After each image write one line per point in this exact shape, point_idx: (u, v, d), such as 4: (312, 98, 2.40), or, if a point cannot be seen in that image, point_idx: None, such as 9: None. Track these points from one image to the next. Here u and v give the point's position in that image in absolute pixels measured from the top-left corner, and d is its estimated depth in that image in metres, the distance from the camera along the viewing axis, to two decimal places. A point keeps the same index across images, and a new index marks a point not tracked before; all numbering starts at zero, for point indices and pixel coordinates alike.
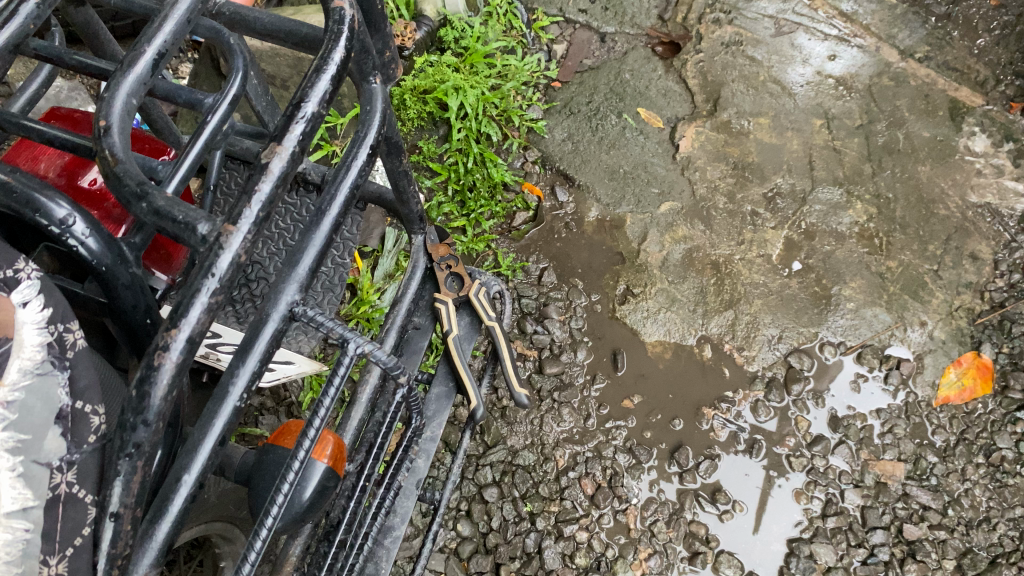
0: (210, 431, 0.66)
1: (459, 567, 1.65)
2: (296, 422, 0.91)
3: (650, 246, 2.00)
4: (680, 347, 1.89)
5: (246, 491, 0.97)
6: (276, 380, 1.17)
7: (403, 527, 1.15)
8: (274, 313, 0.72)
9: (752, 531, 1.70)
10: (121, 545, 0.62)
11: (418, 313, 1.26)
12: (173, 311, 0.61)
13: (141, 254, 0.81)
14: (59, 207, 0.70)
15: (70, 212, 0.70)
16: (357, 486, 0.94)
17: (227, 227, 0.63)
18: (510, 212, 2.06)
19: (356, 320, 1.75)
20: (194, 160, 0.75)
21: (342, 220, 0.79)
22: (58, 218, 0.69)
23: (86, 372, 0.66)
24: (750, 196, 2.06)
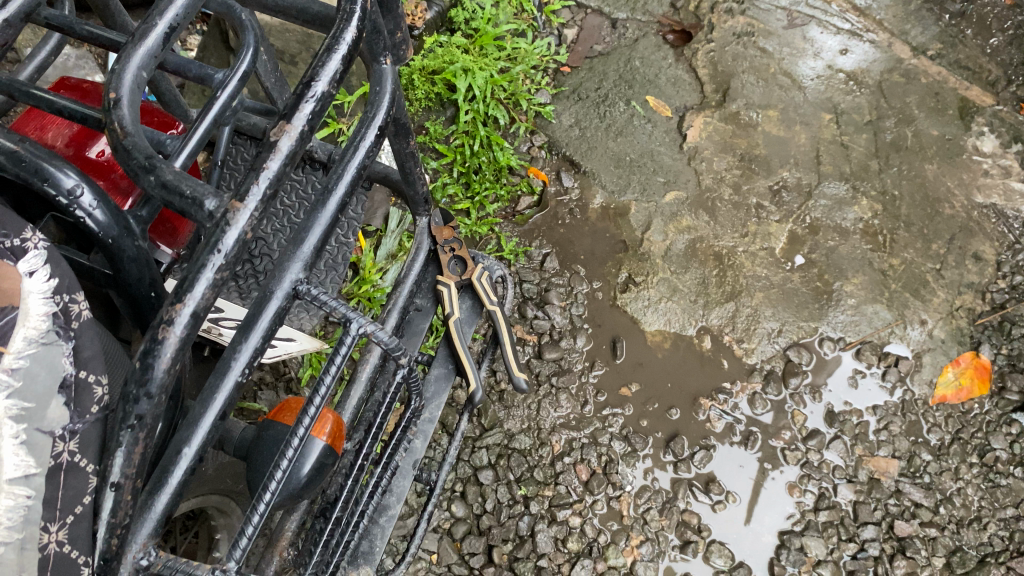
0: (211, 406, 0.69)
1: (452, 548, 1.67)
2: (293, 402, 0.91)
3: (653, 235, 1.99)
4: (679, 337, 1.89)
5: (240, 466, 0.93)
6: (277, 356, 1.13)
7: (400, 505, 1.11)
8: (278, 291, 0.74)
9: (743, 521, 1.73)
10: (121, 515, 0.61)
11: (419, 295, 1.24)
12: (178, 285, 0.61)
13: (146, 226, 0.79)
14: (67, 177, 0.67)
15: (78, 183, 0.67)
16: (355, 466, 0.95)
17: (234, 203, 0.63)
18: (515, 196, 2.04)
19: (357, 299, 1.76)
20: (201, 136, 0.74)
21: (349, 199, 0.80)
22: (65, 189, 0.67)
23: (91, 342, 0.65)
24: (756, 188, 2.05)
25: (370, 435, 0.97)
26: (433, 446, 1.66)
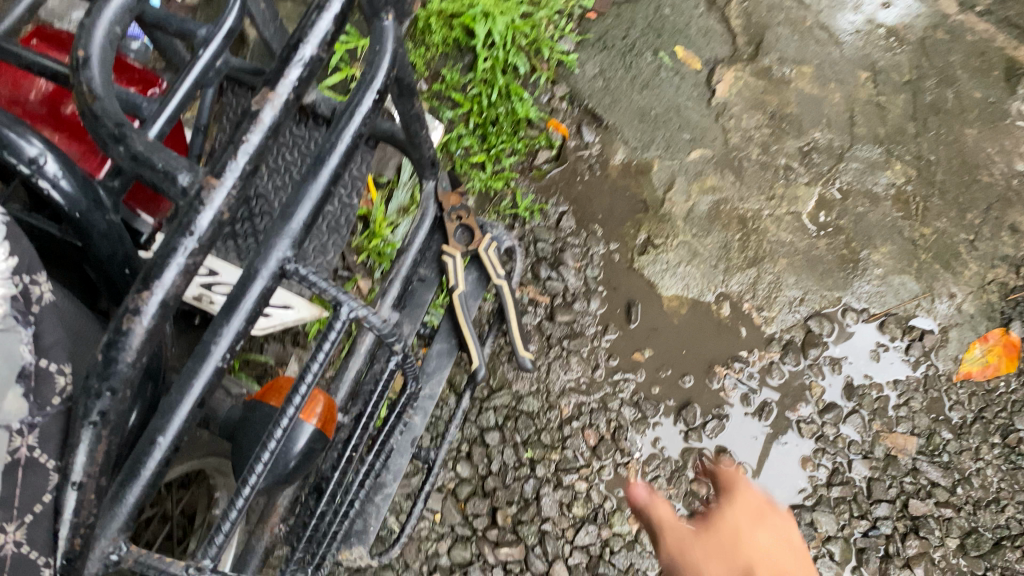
0: (187, 394, 0.66)
1: (456, 509, 1.63)
2: (287, 380, 0.86)
3: (675, 195, 1.91)
4: (697, 303, 1.83)
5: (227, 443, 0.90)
6: (271, 325, 1.09)
7: (395, 487, 1.12)
8: (264, 271, 0.69)
9: (751, 474, 1.71)
10: (85, 515, 0.57)
11: (424, 265, 1.18)
12: (146, 271, 0.56)
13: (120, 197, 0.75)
14: (30, 145, 0.64)
15: (42, 151, 0.64)
16: (344, 456, 0.91)
17: (210, 180, 0.58)
18: (532, 150, 1.94)
19: (367, 253, 1.72)
20: (178, 103, 0.71)
21: (343, 170, 0.74)
22: (28, 157, 0.64)
23: (53, 327, 0.61)
24: (785, 149, 1.97)
25: (358, 427, 0.92)
26: (438, 405, 1.61)
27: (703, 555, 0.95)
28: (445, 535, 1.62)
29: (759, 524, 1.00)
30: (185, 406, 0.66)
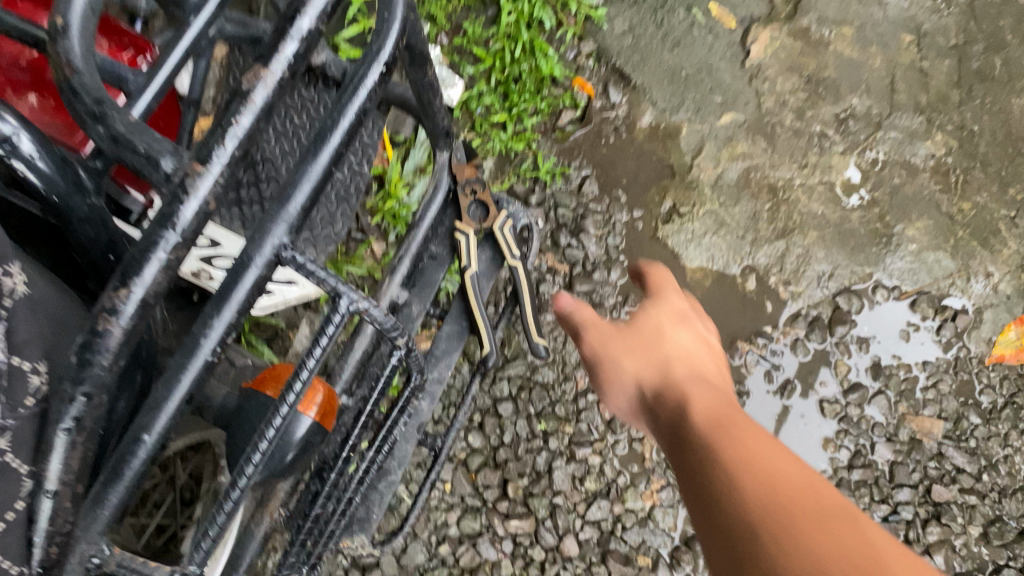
0: (175, 390, 0.62)
1: (466, 480, 1.59)
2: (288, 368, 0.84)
3: (704, 161, 1.84)
4: (722, 275, 1.77)
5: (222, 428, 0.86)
6: (272, 304, 1.09)
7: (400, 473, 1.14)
8: (258, 259, 0.64)
9: None
10: (60, 522, 0.53)
11: (435, 242, 1.16)
12: (125, 266, 0.52)
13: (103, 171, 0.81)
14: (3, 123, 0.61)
15: (15, 130, 0.62)
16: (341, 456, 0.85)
17: (195, 167, 0.53)
18: (556, 110, 1.85)
19: (382, 214, 1.66)
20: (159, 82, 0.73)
21: (345, 149, 0.69)
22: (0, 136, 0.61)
23: (27, 322, 0.58)
24: (820, 115, 1.88)
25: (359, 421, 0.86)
26: (451, 373, 1.56)
27: (624, 351, 1.08)
28: (455, 505, 1.58)
29: (682, 323, 1.13)
30: (172, 403, 0.62)
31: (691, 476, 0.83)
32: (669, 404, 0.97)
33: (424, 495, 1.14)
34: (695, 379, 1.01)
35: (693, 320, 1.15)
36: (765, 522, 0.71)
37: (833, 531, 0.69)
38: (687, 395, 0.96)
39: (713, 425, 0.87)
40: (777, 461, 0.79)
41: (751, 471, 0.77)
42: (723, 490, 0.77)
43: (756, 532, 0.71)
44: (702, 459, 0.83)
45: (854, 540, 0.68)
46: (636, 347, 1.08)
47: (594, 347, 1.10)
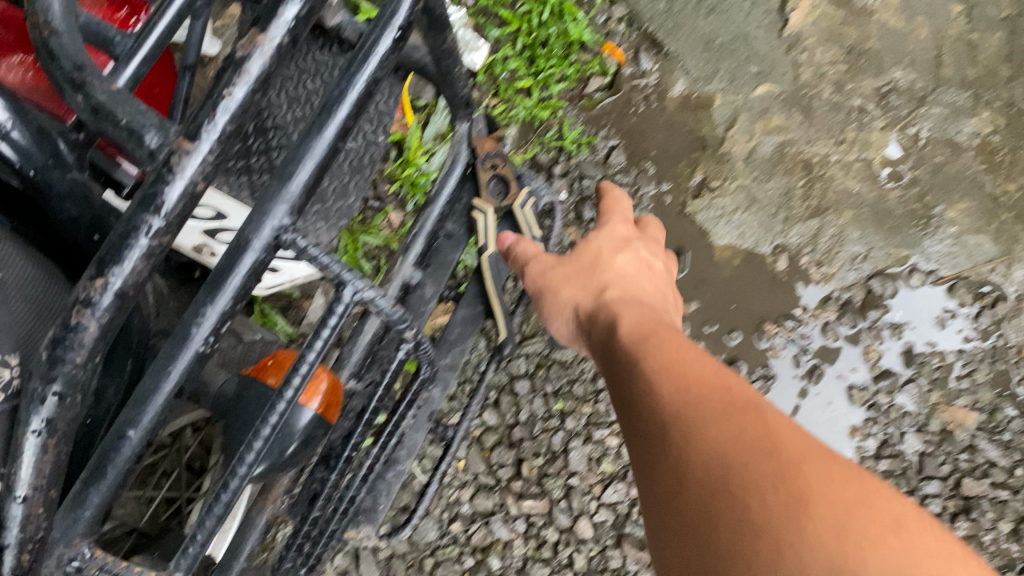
0: (163, 382, 0.58)
1: (480, 458, 1.55)
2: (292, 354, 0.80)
3: (737, 134, 1.76)
4: (751, 255, 1.70)
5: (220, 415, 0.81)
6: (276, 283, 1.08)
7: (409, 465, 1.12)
8: (257, 241, 0.61)
9: None
10: (31, 529, 0.50)
11: (452, 220, 1.11)
12: (104, 250, 0.50)
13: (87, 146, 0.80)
14: None
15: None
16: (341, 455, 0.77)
17: (183, 144, 0.52)
18: (584, 77, 1.77)
19: (400, 182, 1.61)
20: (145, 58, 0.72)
21: (353, 124, 0.66)
22: None
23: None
24: (860, 88, 1.79)
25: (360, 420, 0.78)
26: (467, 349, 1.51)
27: (564, 279, 1.03)
28: (468, 483, 1.54)
29: (623, 249, 1.06)
30: (158, 397, 0.58)
31: (620, 386, 0.83)
32: (601, 325, 0.94)
33: (434, 487, 1.07)
34: (632, 305, 0.96)
35: (638, 237, 1.09)
36: (678, 420, 0.71)
37: (736, 414, 0.69)
38: (619, 320, 0.92)
39: (639, 335, 0.87)
40: (700, 380, 0.75)
41: (669, 373, 0.78)
42: (644, 396, 0.78)
43: (669, 430, 0.71)
44: (626, 370, 0.84)
45: (753, 420, 0.68)
46: (579, 274, 1.03)
47: (538, 281, 1.05)
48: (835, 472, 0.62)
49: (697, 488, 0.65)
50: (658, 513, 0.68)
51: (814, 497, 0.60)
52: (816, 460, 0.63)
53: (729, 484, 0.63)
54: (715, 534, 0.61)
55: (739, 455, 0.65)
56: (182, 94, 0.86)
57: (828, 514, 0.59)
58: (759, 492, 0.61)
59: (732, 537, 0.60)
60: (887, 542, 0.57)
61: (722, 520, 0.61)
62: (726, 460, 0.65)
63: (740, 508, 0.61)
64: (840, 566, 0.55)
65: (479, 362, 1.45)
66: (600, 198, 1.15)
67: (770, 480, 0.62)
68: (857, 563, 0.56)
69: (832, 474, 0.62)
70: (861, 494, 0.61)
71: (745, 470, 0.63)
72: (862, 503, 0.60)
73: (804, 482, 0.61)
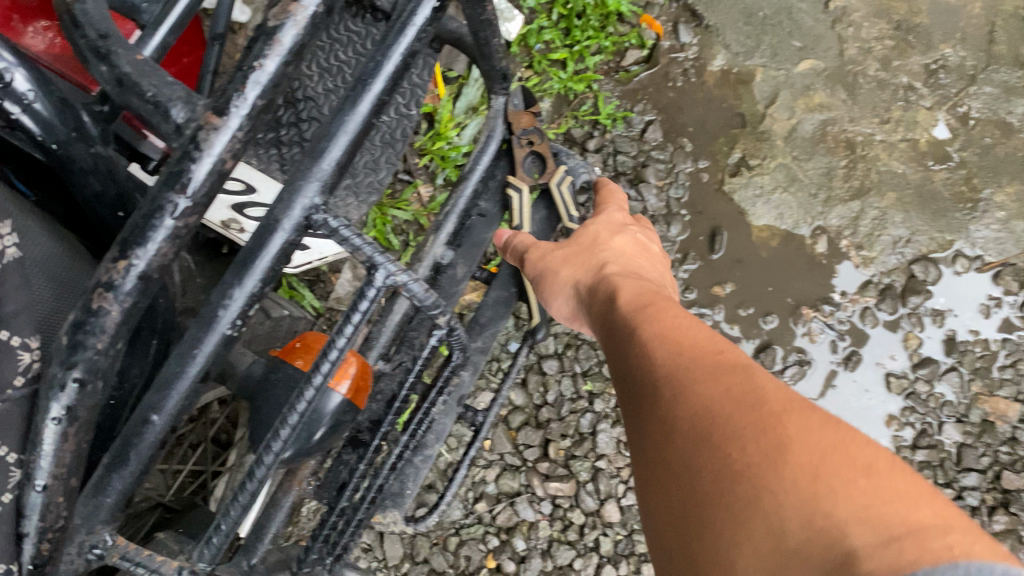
0: (188, 366, 0.56)
1: (507, 437, 1.54)
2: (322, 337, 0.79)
3: (778, 111, 1.70)
4: (790, 236, 1.65)
5: (247, 396, 0.80)
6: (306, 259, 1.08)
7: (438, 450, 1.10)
8: (287, 222, 0.58)
9: None
10: (52, 518, 0.49)
11: (485, 198, 1.08)
12: (129, 230, 0.49)
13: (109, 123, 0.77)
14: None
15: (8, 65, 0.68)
16: (371, 443, 0.74)
17: (210, 119, 0.50)
18: (621, 49, 1.73)
19: (430, 156, 1.57)
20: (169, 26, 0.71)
21: (388, 98, 0.63)
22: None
23: (16, 292, 0.55)
24: (908, 65, 1.72)
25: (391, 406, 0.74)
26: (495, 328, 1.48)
27: (562, 259, 1.00)
28: (494, 463, 1.53)
29: (620, 232, 1.03)
30: (183, 381, 0.56)
31: (616, 357, 0.80)
32: (601, 300, 0.90)
33: (462, 472, 1.03)
34: (630, 278, 0.92)
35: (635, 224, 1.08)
36: (666, 382, 0.69)
37: (723, 371, 0.66)
38: (617, 292, 0.88)
39: (635, 302, 0.85)
40: (693, 347, 0.72)
41: (662, 339, 0.75)
42: (636, 362, 0.75)
43: (658, 398, 0.68)
44: (622, 343, 0.80)
45: (741, 378, 0.64)
46: (577, 254, 1.01)
47: (535, 265, 1.01)
48: (824, 421, 0.57)
49: (688, 450, 0.61)
50: (647, 478, 0.65)
51: (796, 446, 0.56)
52: (805, 413, 0.59)
53: (711, 441, 0.60)
54: (703, 501, 0.57)
55: (722, 410, 0.61)
56: (211, 66, 0.85)
57: (806, 460, 0.54)
58: (745, 445, 0.58)
59: (714, 496, 0.56)
60: (875, 479, 0.52)
61: (703, 479, 0.58)
62: (711, 417, 0.62)
63: (720, 465, 0.58)
64: (816, 512, 0.51)
65: (508, 342, 1.43)
66: (596, 192, 1.15)
67: (751, 431, 0.58)
68: (831, 508, 0.51)
69: (816, 420, 0.57)
70: (846, 436, 0.56)
71: (728, 429, 0.59)
72: (844, 447, 0.55)
73: (785, 430, 0.57)
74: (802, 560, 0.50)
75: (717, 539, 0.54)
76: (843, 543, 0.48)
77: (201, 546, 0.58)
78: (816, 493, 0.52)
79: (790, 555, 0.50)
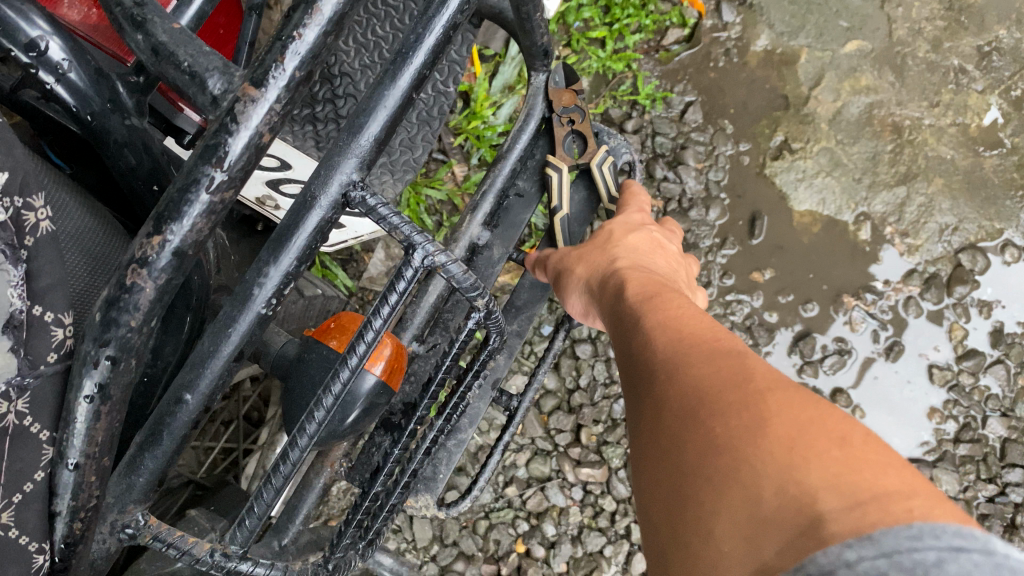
0: (223, 344, 0.55)
1: (538, 422, 1.52)
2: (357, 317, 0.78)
3: (822, 93, 1.65)
4: (832, 222, 1.61)
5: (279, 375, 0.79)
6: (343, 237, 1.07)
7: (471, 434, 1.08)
8: (323, 198, 0.57)
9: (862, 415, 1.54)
10: (84, 497, 0.51)
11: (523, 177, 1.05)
12: (164, 204, 0.47)
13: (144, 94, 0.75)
14: (31, 28, 0.66)
15: (42, 34, 0.66)
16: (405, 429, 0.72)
17: (248, 91, 0.48)
18: (662, 27, 1.69)
19: (465, 135, 1.56)
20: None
21: (429, 72, 0.61)
22: (28, 40, 0.66)
23: (50, 264, 0.52)
24: (960, 47, 1.66)
25: (427, 391, 0.72)
26: None
27: (576, 260, 0.96)
28: (525, 447, 1.51)
29: (634, 230, 0.97)
30: (217, 360, 0.55)
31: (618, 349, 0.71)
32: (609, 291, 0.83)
33: (496, 457, 1.01)
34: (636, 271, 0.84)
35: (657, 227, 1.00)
36: (658, 366, 0.60)
37: (712, 349, 0.56)
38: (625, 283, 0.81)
39: (642, 293, 0.76)
40: (695, 330, 0.62)
41: (662, 325, 0.66)
42: (632, 349, 0.66)
43: (650, 381, 0.59)
44: (624, 332, 0.72)
45: (733, 354, 0.55)
46: (591, 254, 0.94)
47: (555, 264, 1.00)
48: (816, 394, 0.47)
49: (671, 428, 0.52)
50: (636, 466, 0.56)
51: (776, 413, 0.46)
52: (796, 387, 0.48)
53: (689, 416, 0.51)
54: (678, 482, 0.48)
55: (707, 383, 0.52)
56: (247, 37, 0.82)
57: (788, 429, 0.44)
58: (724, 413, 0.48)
59: (688, 475, 0.47)
60: (863, 450, 0.42)
61: (680, 457, 0.49)
62: (695, 391, 0.52)
63: (697, 438, 0.49)
64: (791, 481, 0.41)
65: (542, 325, 1.41)
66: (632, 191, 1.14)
67: (731, 401, 0.49)
68: (806, 473, 0.41)
69: (808, 392, 0.47)
70: (841, 410, 0.45)
71: (709, 401, 0.50)
72: (826, 413, 0.45)
73: (768, 398, 0.47)
74: (769, 526, 0.40)
75: (692, 516, 0.45)
76: (812, 509, 0.39)
77: (233, 527, 0.57)
78: (791, 458, 0.42)
79: (760, 525, 0.41)
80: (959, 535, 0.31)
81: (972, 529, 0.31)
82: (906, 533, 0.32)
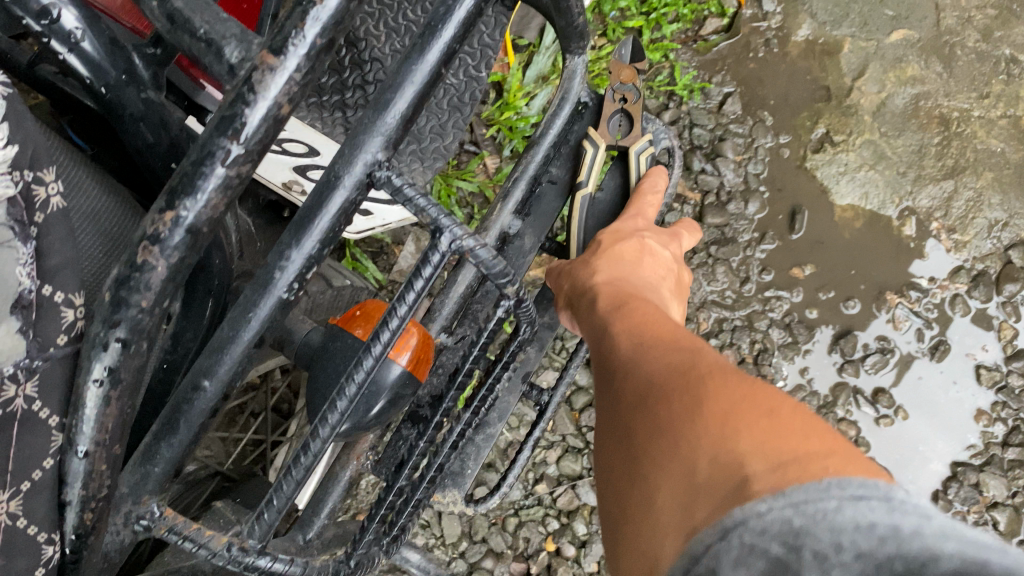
0: (241, 329, 0.52)
1: (569, 418, 1.49)
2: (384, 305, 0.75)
3: (866, 85, 1.60)
4: (875, 216, 1.56)
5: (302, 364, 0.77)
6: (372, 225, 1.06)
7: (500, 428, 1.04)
8: (347, 177, 0.55)
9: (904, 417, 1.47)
10: (94, 486, 0.49)
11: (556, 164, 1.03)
12: (178, 179, 0.45)
13: (160, 66, 0.73)
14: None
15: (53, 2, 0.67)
16: (431, 422, 0.70)
17: (267, 59, 0.46)
18: (700, 17, 1.66)
19: (498, 126, 1.53)
20: None
21: (458, 47, 0.59)
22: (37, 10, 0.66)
23: (62, 245, 0.52)
24: (1012, 37, 1.62)
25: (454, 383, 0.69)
26: None
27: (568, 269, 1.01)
28: (555, 444, 1.48)
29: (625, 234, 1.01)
30: (236, 346, 0.53)
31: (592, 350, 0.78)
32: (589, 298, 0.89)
33: (526, 453, 0.99)
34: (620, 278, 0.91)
35: (653, 230, 1.03)
36: (625, 370, 0.66)
37: (668, 350, 0.64)
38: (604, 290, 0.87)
39: (613, 301, 0.83)
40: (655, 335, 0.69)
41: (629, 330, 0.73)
42: (606, 355, 0.73)
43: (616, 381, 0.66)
44: (597, 337, 0.78)
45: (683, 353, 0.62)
46: (577, 265, 0.99)
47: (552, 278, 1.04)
48: (748, 379, 0.54)
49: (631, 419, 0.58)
50: (602, 459, 0.62)
51: (710, 401, 0.52)
52: (730, 376, 0.55)
53: (647, 409, 0.57)
54: (634, 465, 0.54)
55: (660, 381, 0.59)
56: (270, 10, 0.80)
57: (719, 408, 0.51)
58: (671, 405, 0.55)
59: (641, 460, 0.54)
60: (782, 424, 0.48)
61: (636, 445, 0.56)
62: (649, 388, 0.59)
63: (650, 426, 0.55)
64: (723, 451, 0.47)
65: None
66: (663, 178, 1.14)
67: (675, 395, 0.56)
68: (736, 443, 0.47)
69: (738, 379, 0.54)
70: (770, 392, 0.53)
71: (659, 399, 0.57)
72: (757, 399, 0.51)
73: (706, 387, 0.54)
74: (703, 491, 0.46)
75: (642, 495, 0.51)
76: (739, 473, 0.44)
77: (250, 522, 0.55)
78: (722, 432, 0.49)
79: (695, 491, 0.46)
80: (862, 487, 0.38)
81: (874, 486, 0.38)
82: (819, 487, 0.39)
